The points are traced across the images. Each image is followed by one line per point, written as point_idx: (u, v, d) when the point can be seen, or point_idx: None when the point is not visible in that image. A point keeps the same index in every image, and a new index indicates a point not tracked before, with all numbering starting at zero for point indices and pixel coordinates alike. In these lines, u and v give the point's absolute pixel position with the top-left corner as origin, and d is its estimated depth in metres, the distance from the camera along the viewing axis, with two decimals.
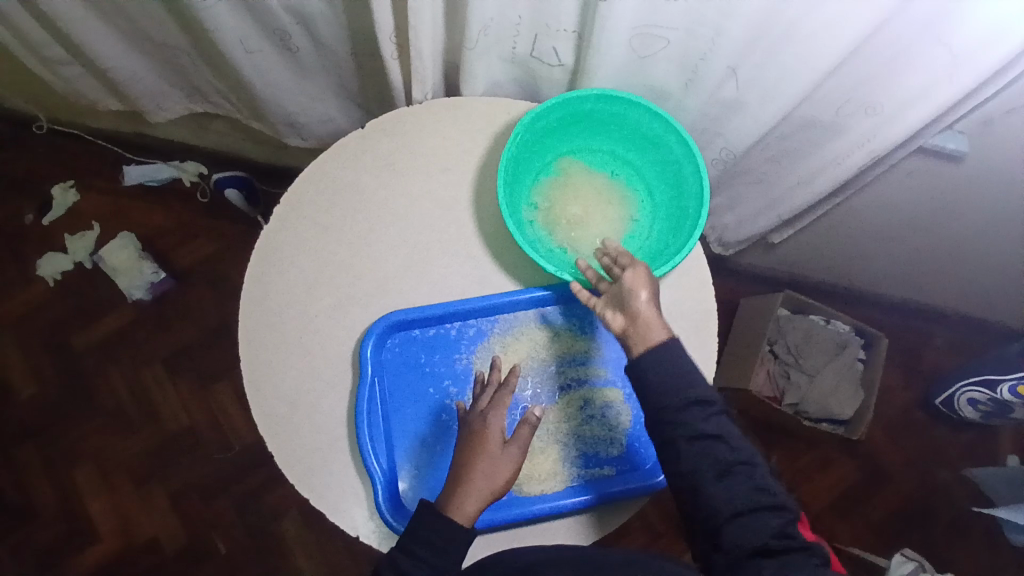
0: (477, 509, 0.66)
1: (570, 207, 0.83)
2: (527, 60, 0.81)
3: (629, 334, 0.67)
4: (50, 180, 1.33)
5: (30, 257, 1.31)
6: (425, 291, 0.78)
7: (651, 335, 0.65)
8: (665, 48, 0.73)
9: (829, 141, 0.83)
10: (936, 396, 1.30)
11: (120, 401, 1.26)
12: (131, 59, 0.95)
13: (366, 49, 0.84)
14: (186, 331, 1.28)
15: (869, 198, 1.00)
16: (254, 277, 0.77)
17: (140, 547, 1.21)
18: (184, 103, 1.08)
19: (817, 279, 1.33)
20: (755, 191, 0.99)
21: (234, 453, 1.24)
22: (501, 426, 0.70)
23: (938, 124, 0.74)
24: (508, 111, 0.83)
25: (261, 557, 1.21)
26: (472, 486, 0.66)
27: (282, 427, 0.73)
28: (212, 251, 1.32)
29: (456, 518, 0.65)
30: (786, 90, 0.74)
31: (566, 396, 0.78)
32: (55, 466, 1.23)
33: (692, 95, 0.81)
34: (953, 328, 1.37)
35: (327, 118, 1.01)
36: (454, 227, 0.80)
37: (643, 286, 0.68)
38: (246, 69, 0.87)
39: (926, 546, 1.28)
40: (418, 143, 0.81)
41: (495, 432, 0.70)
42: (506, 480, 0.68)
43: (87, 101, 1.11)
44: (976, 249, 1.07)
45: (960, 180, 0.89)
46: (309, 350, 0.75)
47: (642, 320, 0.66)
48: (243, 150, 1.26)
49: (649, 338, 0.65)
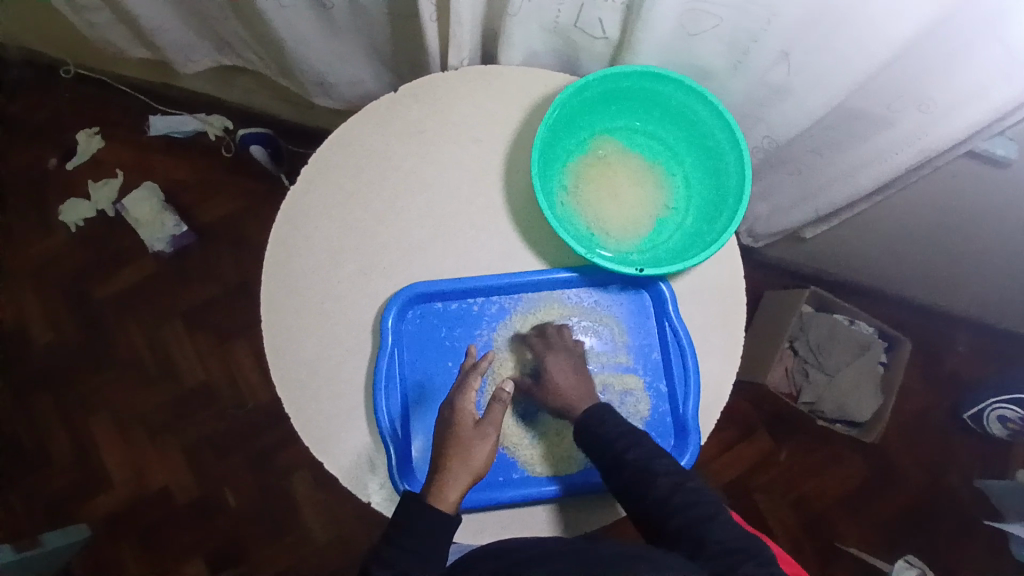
0: (459, 495, 0.66)
1: (603, 185, 0.80)
2: (570, 30, 0.77)
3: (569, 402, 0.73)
4: (75, 126, 1.33)
5: (54, 202, 1.31)
6: (449, 264, 0.76)
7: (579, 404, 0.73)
8: (716, 26, 0.69)
9: (877, 136, 0.80)
10: (965, 410, 1.28)
11: (137, 352, 1.27)
12: (158, 9, 0.93)
13: (402, 10, 0.81)
14: (205, 286, 1.29)
15: (911, 197, 0.97)
16: (278, 238, 0.76)
17: (152, 495, 1.24)
18: (212, 56, 1.06)
19: (845, 277, 1.30)
20: (793, 184, 0.96)
21: (248, 411, 1.26)
22: (471, 409, 0.69)
23: (997, 127, 0.70)
24: (545, 83, 0.80)
25: (271, 512, 1.23)
26: (452, 469, 0.66)
27: (298, 391, 0.73)
28: (234, 207, 1.31)
29: (444, 508, 0.65)
30: (840, 79, 0.70)
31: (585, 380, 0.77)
32: (71, 411, 1.25)
33: (740, 78, 0.78)
34: (978, 335, 1.34)
35: (355, 79, 0.99)
36: (483, 200, 0.78)
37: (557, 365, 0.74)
38: (276, 24, 0.84)
39: (930, 553, 1.27)
40: (451, 111, 0.79)
41: (466, 414, 0.69)
42: (485, 459, 0.67)
43: (114, 49, 1.09)
44: (1014, 259, 1.03)
45: (1009, 187, 0.86)
46: (329, 316, 0.75)
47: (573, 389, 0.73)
48: (269, 107, 1.24)
49: (584, 404, 0.72)
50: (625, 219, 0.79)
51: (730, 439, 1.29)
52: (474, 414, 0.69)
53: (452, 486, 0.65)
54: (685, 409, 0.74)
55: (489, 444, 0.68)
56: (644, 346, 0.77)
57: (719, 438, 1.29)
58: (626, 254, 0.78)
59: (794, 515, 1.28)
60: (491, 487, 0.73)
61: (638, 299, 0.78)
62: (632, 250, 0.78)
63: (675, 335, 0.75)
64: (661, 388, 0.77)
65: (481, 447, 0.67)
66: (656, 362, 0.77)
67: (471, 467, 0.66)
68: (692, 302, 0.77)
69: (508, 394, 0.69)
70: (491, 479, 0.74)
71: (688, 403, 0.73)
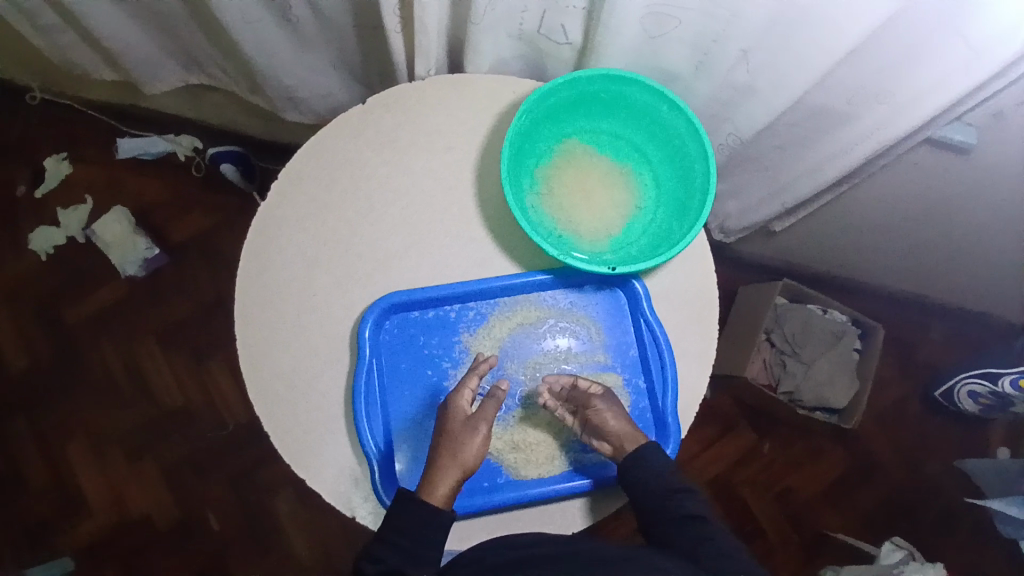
0: (450, 489, 0.66)
1: (574, 188, 0.81)
2: (535, 36, 0.79)
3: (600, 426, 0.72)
4: (43, 150, 1.31)
5: (22, 229, 1.29)
6: (425, 273, 0.77)
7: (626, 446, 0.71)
8: (677, 28, 0.71)
9: (837, 129, 0.82)
10: (935, 389, 1.31)
11: (113, 376, 1.25)
12: (126, 29, 0.93)
13: (369, 22, 0.82)
14: (181, 307, 1.27)
15: (873, 188, 0.99)
16: (252, 254, 0.76)
17: (132, 522, 1.21)
18: (180, 73, 1.06)
19: (818, 268, 1.33)
20: (760, 179, 0.98)
21: (228, 432, 1.24)
22: (464, 404, 0.70)
23: (951, 113, 0.73)
24: (513, 89, 0.81)
25: (254, 534, 1.21)
26: (441, 462, 0.67)
27: (278, 407, 0.73)
28: (208, 226, 1.30)
29: (432, 502, 0.65)
30: (801, 76, 0.72)
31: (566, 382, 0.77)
32: (45, 440, 1.22)
33: (703, 78, 0.80)
34: (949, 321, 1.37)
35: (327, 92, 0.99)
36: (456, 208, 0.78)
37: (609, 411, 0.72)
38: (244, 40, 0.85)
39: (913, 536, 1.30)
40: (421, 121, 0.80)
41: (458, 409, 0.69)
42: (475, 454, 0.68)
43: (81, 71, 1.08)
44: (977, 244, 1.07)
45: (966, 174, 0.89)
46: (307, 330, 0.74)
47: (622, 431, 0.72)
48: (240, 124, 1.23)
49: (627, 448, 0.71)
50: (596, 221, 0.81)
51: (714, 435, 1.31)
52: (466, 409, 0.70)
53: (446, 482, 0.66)
54: (663, 404, 0.75)
55: (479, 439, 0.68)
56: (622, 344, 0.78)
57: (703, 434, 1.30)
58: (599, 254, 0.79)
59: (780, 506, 1.29)
60: (476, 494, 0.73)
61: (613, 297, 0.79)
62: (605, 251, 0.79)
63: (651, 330, 0.76)
64: (639, 384, 0.77)
65: (471, 441, 0.68)
66: (634, 358, 0.78)
67: (462, 463, 0.67)
68: (665, 298, 0.78)
69: (503, 392, 0.72)
70: (475, 485, 0.74)
71: (666, 397, 0.74)
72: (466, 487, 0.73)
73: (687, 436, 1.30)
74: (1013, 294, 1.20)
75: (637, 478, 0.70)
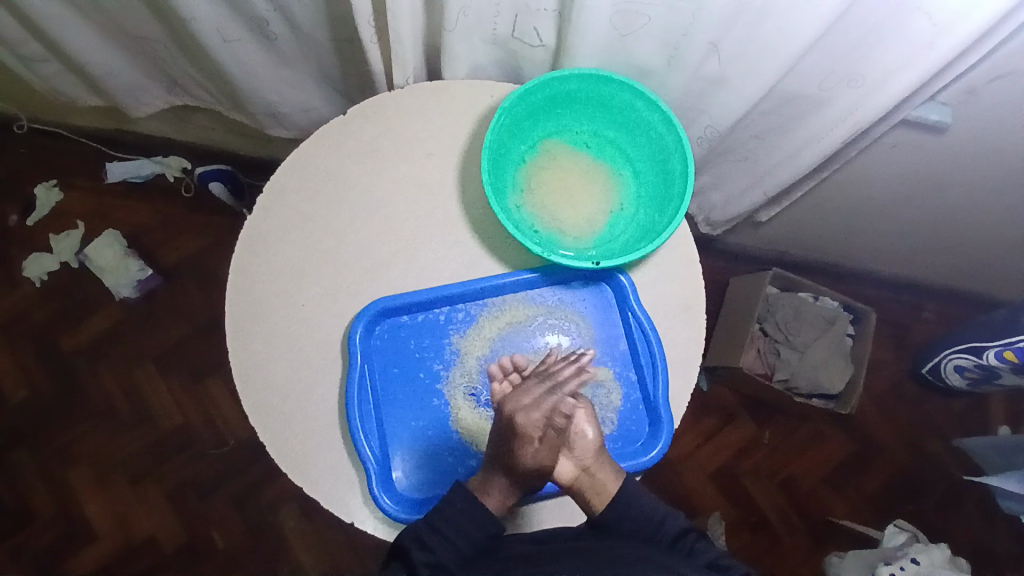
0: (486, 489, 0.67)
1: (556, 186, 0.82)
2: (509, 40, 0.80)
3: (581, 483, 0.69)
4: (34, 180, 1.32)
5: (15, 259, 1.29)
6: (412, 278, 0.78)
7: (595, 501, 0.68)
8: (646, 24, 0.73)
9: (812, 115, 0.83)
10: (923, 365, 1.30)
11: (112, 400, 1.25)
12: (107, 54, 0.94)
13: (345, 35, 0.83)
14: (177, 328, 1.28)
15: (856, 172, 1.00)
16: (241, 268, 0.76)
17: (139, 546, 1.21)
18: (165, 96, 1.07)
19: (805, 255, 1.34)
20: (740, 169, 0.99)
21: (229, 449, 1.24)
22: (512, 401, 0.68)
23: (924, 93, 0.75)
24: (492, 93, 0.82)
25: (261, 551, 1.21)
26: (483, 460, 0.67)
27: (274, 418, 0.73)
28: (200, 247, 1.31)
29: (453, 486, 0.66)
30: (769, 64, 0.74)
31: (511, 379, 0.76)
32: (49, 468, 1.23)
33: (676, 71, 0.81)
34: (941, 300, 1.38)
35: (308, 106, 1.00)
36: (441, 212, 0.79)
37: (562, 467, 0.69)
38: (223, 58, 0.86)
39: (919, 518, 1.30)
40: (402, 129, 0.81)
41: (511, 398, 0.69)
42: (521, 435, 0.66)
43: (67, 99, 1.09)
44: (960, 221, 1.08)
45: (945, 151, 0.90)
46: (298, 340, 0.75)
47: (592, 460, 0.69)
48: (227, 142, 1.24)
49: (599, 506, 0.68)
50: (580, 217, 0.82)
51: (713, 428, 1.31)
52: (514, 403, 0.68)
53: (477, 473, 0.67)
54: (655, 394, 0.75)
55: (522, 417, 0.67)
56: (613, 339, 0.79)
57: (703, 426, 1.31)
58: (584, 251, 0.80)
59: (785, 496, 1.29)
60: None
61: (600, 292, 0.80)
62: (590, 246, 0.80)
63: (639, 325, 0.77)
64: (630, 376, 0.78)
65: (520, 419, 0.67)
66: (624, 352, 0.78)
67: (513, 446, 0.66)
68: (652, 291, 0.79)
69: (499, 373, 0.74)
70: (440, 462, 0.74)
71: (657, 387, 0.75)
72: (438, 471, 0.74)
73: (686, 431, 1.30)
74: (1000, 268, 1.20)
75: (606, 458, 0.70)
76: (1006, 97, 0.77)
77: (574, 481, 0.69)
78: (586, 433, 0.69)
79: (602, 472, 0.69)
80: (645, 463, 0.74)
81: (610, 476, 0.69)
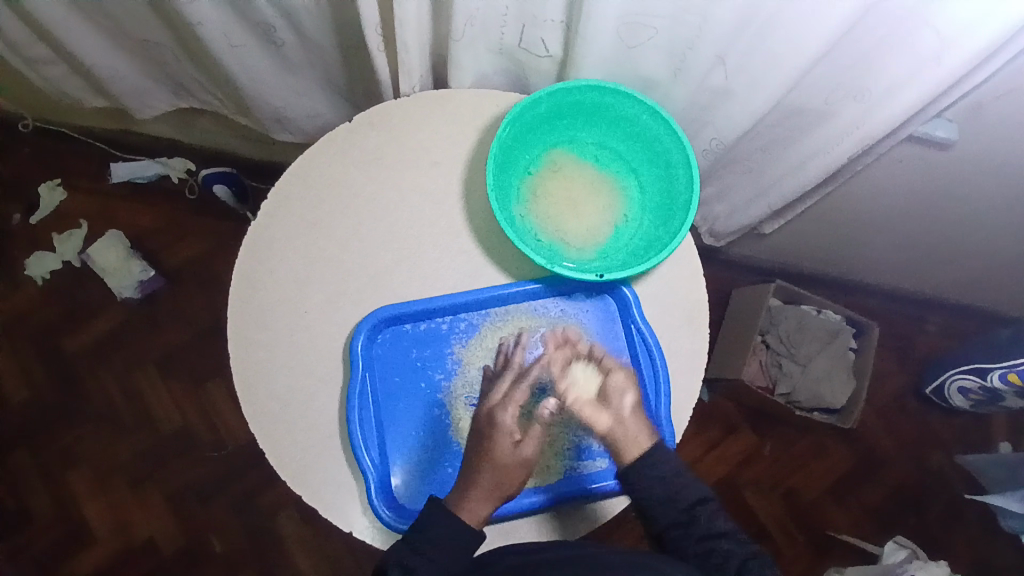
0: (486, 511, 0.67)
1: (561, 197, 0.82)
2: (515, 50, 0.80)
3: (616, 435, 0.70)
4: (38, 180, 1.32)
5: (18, 258, 1.29)
6: (416, 287, 0.77)
7: (628, 451, 0.69)
8: (653, 37, 0.73)
9: (817, 129, 0.83)
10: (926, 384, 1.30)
11: (112, 402, 1.25)
12: (115, 58, 0.94)
13: (352, 43, 0.83)
14: (179, 330, 1.28)
15: (861, 185, 1.00)
16: (244, 274, 0.76)
17: (136, 549, 1.20)
18: (170, 100, 1.07)
19: (808, 267, 1.33)
20: (746, 181, 0.99)
21: (228, 452, 1.24)
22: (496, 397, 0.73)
23: (931, 110, 0.75)
24: (497, 103, 0.82)
25: (259, 555, 1.21)
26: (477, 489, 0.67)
27: (274, 425, 0.73)
28: (203, 249, 1.31)
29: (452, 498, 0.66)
30: (774, 79, 0.73)
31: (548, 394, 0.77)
32: (47, 469, 1.22)
33: (681, 83, 0.81)
34: (944, 313, 1.37)
35: (314, 112, 1.00)
36: (445, 222, 0.79)
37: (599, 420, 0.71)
38: (230, 63, 0.86)
39: (920, 533, 1.29)
40: (407, 137, 0.80)
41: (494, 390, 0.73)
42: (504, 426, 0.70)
43: (72, 100, 1.09)
44: (964, 236, 1.07)
45: (950, 166, 0.90)
46: (300, 349, 0.75)
47: (630, 419, 0.71)
48: (231, 144, 1.24)
49: (630, 457, 0.69)
50: (584, 228, 0.81)
51: (714, 439, 1.30)
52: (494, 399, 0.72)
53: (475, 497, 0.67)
54: (657, 410, 0.75)
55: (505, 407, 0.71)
56: (616, 351, 0.79)
57: (704, 437, 1.30)
58: (588, 262, 0.79)
59: (785, 508, 1.29)
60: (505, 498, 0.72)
61: (603, 304, 0.80)
62: (594, 257, 0.80)
63: (642, 338, 0.76)
64: None
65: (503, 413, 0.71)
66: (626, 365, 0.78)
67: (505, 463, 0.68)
68: (654, 303, 0.79)
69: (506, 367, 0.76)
70: (439, 473, 0.74)
71: (659, 402, 0.75)
72: (437, 480, 0.74)
73: (687, 442, 1.29)
74: (1003, 283, 1.20)
75: (642, 418, 0.71)
76: (1013, 114, 0.77)
77: (608, 431, 0.70)
78: (622, 392, 0.72)
79: (635, 426, 0.70)
80: None
81: (643, 433, 0.70)
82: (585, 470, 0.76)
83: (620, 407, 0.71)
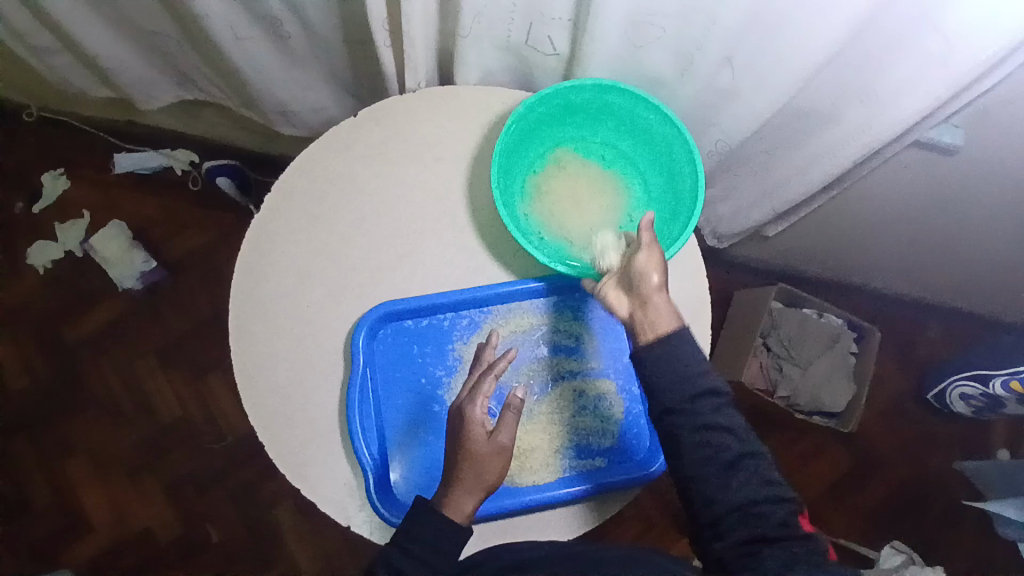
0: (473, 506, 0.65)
1: (565, 196, 0.82)
2: (522, 47, 0.80)
3: (637, 317, 0.67)
4: (42, 169, 1.32)
5: (20, 247, 1.29)
6: (418, 283, 0.77)
7: (647, 329, 0.66)
8: (660, 36, 0.73)
9: (822, 131, 0.83)
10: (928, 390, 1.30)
11: (112, 391, 1.25)
12: (119, 49, 0.94)
13: (358, 37, 0.83)
14: (180, 321, 1.28)
15: (865, 189, 0.99)
16: (246, 267, 0.76)
17: (133, 538, 1.21)
18: (174, 91, 1.06)
19: (811, 271, 1.33)
20: (750, 183, 0.99)
21: (227, 444, 1.24)
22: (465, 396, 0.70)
23: (937, 115, 0.74)
24: (503, 100, 0.82)
25: (256, 547, 1.21)
26: (464, 487, 0.64)
27: (274, 419, 0.73)
28: (205, 240, 1.31)
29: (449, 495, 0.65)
30: (780, 81, 0.73)
31: (556, 389, 0.78)
32: (46, 457, 1.23)
33: (688, 83, 0.80)
34: (946, 319, 1.37)
35: (319, 106, 1.00)
36: (448, 217, 0.79)
37: (622, 303, 0.70)
38: (235, 56, 0.86)
39: (917, 537, 1.29)
40: (411, 132, 0.80)
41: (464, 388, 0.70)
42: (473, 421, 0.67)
43: (76, 90, 1.09)
44: (968, 242, 1.07)
45: (955, 172, 0.89)
46: (301, 342, 0.75)
47: (653, 304, 0.67)
48: (235, 137, 1.24)
49: (648, 339, 0.65)
50: (588, 228, 0.81)
51: None
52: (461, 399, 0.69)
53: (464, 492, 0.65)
54: None
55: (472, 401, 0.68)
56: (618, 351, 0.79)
57: None
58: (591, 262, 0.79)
59: None
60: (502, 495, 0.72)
61: None
62: None
63: None
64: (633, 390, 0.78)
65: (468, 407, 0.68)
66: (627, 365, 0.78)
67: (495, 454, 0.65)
68: None
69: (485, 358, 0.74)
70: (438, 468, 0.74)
71: None
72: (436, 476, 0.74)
73: None
74: (1006, 290, 1.20)
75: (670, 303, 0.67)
76: (1019, 121, 0.77)
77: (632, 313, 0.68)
78: (647, 273, 0.68)
79: (658, 304, 0.67)
80: (632, 482, 0.73)
81: (666, 318, 0.66)
82: (585, 468, 0.76)
83: (643, 291, 0.68)
